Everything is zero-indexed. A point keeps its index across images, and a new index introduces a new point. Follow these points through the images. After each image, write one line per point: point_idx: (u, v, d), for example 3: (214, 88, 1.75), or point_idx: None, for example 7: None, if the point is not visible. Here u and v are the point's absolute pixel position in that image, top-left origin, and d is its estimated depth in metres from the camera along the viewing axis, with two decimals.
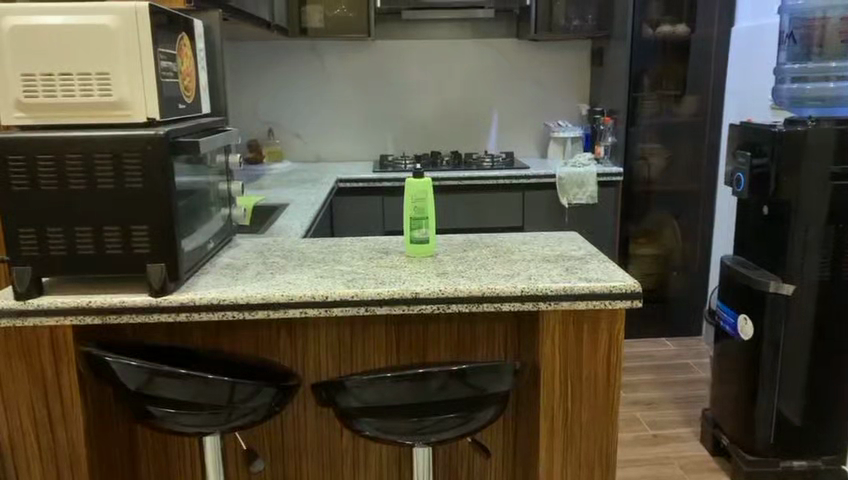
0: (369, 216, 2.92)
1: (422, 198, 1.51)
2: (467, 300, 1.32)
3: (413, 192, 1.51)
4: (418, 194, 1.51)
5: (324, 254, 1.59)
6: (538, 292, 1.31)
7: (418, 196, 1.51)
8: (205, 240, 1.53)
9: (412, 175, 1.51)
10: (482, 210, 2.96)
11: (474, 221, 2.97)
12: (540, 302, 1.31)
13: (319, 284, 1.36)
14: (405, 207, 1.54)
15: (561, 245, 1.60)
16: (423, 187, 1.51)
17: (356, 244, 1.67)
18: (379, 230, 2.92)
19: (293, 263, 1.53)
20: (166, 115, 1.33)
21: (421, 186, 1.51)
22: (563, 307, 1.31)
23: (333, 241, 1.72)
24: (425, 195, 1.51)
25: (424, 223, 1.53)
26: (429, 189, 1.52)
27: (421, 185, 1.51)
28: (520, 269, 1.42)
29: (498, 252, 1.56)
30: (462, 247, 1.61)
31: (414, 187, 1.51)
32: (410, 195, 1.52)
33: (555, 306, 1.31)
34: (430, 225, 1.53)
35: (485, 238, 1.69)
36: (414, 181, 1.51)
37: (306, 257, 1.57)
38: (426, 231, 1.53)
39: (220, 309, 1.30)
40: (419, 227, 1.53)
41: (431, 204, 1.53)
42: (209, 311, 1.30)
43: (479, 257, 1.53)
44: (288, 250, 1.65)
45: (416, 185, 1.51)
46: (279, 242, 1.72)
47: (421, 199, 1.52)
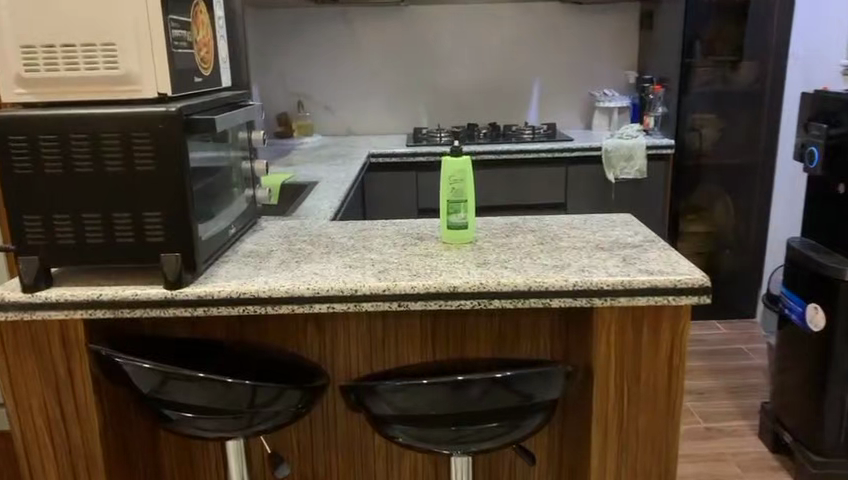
0: (402, 192, 2.79)
1: (461, 179, 1.37)
2: (512, 295, 1.18)
3: (450, 173, 1.37)
4: (456, 174, 1.37)
5: (354, 239, 1.47)
6: (592, 286, 1.17)
7: (456, 177, 1.37)
8: (226, 224, 1.42)
9: (450, 154, 1.37)
10: (523, 186, 2.80)
11: (514, 197, 2.81)
12: (594, 297, 1.17)
13: (348, 276, 1.24)
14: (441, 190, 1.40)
15: (613, 232, 1.46)
16: (462, 167, 1.37)
17: (388, 228, 1.55)
18: (414, 207, 2.79)
19: (321, 249, 1.41)
20: (179, 90, 1.21)
21: (459, 166, 1.37)
22: (620, 303, 1.18)
23: (363, 225, 1.59)
24: (463, 176, 1.37)
25: (462, 206, 1.39)
26: (468, 169, 1.38)
27: (460, 166, 1.37)
28: (570, 259, 1.28)
29: (543, 238, 1.42)
30: (504, 233, 1.47)
31: (452, 166, 1.37)
32: (446, 176, 1.38)
33: (611, 302, 1.18)
34: (469, 209, 1.40)
35: (528, 222, 1.55)
36: (451, 161, 1.37)
37: (335, 243, 1.45)
38: (463, 216, 1.40)
39: (240, 304, 1.19)
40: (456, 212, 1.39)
41: (470, 186, 1.39)
42: (228, 305, 1.19)
43: (523, 244, 1.39)
44: (316, 234, 1.53)
45: (454, 165, 1.37)
46: (305, 225, 1.60)
47: (459, 180, 1.37)
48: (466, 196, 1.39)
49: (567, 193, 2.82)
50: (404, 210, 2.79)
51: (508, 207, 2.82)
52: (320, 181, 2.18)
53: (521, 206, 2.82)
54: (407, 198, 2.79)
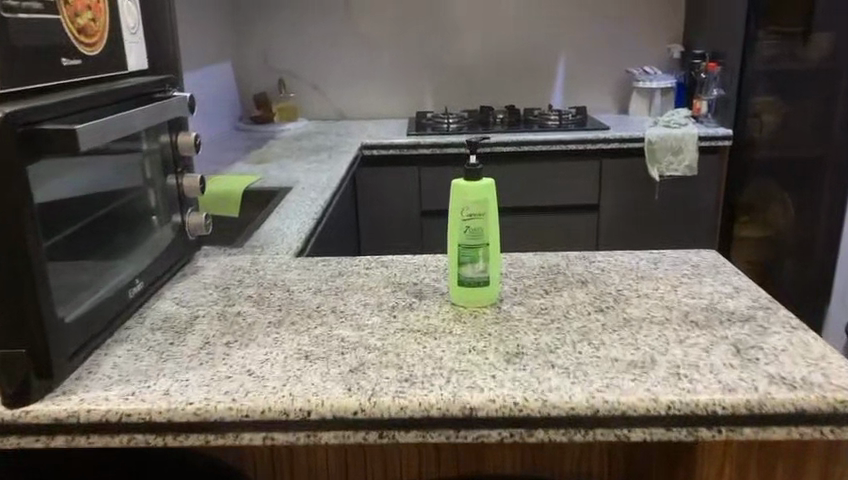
0: (401, 191, 2.30)
1: (479, 215, 0.91)
2: (566, 420, 0.72)
3: (463, 205, 0.91)
4: (471, 208, 0.90)
5: (321, 295, 1.01)
6: (697, 412, 0.71)
7: (472, 211, 0.90)
8: (130, 276, 0.96)
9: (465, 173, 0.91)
10: (549, 183, 2.31)
11: (538, 197, 2.33)
12: (700, 428, 0.72)
13: (301, 377, 0.77)
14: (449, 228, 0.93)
15: (702, 288, 0.99)
16: (480, 196, 0.90)
17: (373, 273, 1.08)
18: (415, 210, 2.31)
19: (270, 315, 0.95)
20: (20, 81, 0.73)
21: (476, 194, 0.90)
22: (742, 437, 0.72)
23: (339, 266, 1.13)
24: (483, 209, 0.91)
25: (482, 252, 0.92)
26: (490, 197, 0.91)
27: (478, 194, 0.90)
28: (651, 349, 0.82)
29: (602, 301, 0.95)
30: (540, 287, 1.01)
31: (466, 196, 0.90)
32: (457, 210, 0.91)
33: (727, 435, 0.72)
34: (491, 258, 0.93)
35: (573, 267, 1.08)
36: (464, 187, 0.90)
37: (291, 301, 0.99)
38: (484, 267, 0.93)
39: (123, 432, 0.73)
40: (472, 262, 0.92)
41: (494, 223, 0.92)
42: (105, 433, 0.74)
43: (572, 313, 0.92)
44: (268, 282, 1.07)
45: (468, 193, 0.90)
46: (258, 265, 1.14)
47: (477, 216, 0.91)
48: (489, 239, 0.92)
49: (603, 193, 2.33)
50: (405, 212, 2.32)
51: (531, 208, 2.35)
52: (295, 185, 1.71)
53: (546, 208, 2.34)
54: (408, 200, 2.31)
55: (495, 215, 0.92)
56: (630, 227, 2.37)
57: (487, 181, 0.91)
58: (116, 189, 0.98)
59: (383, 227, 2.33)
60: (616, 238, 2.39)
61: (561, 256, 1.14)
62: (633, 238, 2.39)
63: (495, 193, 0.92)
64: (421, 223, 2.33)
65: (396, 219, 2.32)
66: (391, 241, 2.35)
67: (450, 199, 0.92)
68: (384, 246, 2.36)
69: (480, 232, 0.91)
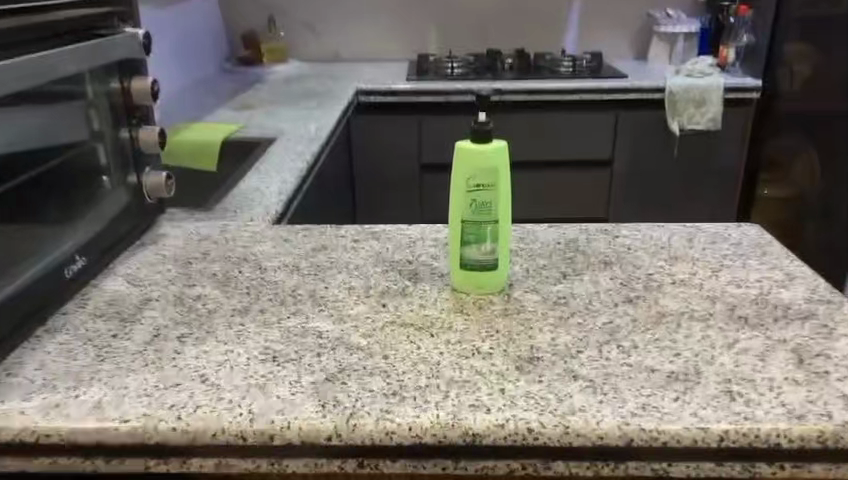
0: (398, 143, 2.12)
1: (489, 184, 0.75)
2: (590, 449, 0.58)
3: (469, 173, 0.75)
4: (479, 176, 0.75)
5: (298, 275, 0.86)
6: (755, 445, 0.57)
7: (480, 180, 0.75)
8: (70, 249, 0.80)
9: (472, 135, 0.75)
10: (560, 135, 2.14)
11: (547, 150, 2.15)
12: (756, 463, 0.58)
13: (265, 387, 0.63)
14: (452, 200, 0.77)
15: (747, 275, 0.84)
16: (490, 162, 0.74)
17: (361, 248, 0.93)
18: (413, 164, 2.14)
19: (236, 299, 0.80)
20: None
21: (485, 160, 0.74)
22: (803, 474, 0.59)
23: (323, 236, 0.97)
24: (493, 178, 0.75)
25: (490, 230, 0.77)
26: (502, 164, 0.75)
27: (487, 159, 0.74)
28: (695, 357, 0.67)
29: (630, 288, 0.80)
30: (557, 269, 0.85)
31: (473, 161, 0.74)
32: (462, 178, 0.75)
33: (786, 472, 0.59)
34: (500, 238, 0.78)
35: (594, 245, 0.93)
36: (471, 151, 0.74)
37: (262, 282, 0.84)
38: (492, 248, 0.78)
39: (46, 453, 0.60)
40: (478, 241, 0.77)
41: (506, 195, 0.76)
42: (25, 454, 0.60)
43: (596, 304, 0.77)
44: (238, 255, 0.92)
45: (475, 158, 0.74)
46: (229, 234, 0.99)
47: (486, 185, 0.75)
48: (499, 215, 0.76)
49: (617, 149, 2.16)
50: (404, 166, 2.15)
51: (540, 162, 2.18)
52: (281, 136, 1.55)
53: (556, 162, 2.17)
54: (406, 152, 2.13)
55: (508, 184, 0.76)
56: (645, 185, 2.20)
57: (499, 143, 0.75)
58: (52, 144, 0.81)
59: (378, 181, 2.16)
60: (628, 199, 2.22)
61: (579, 229, 0.98)
62: (646, 198, 2.22)
63: (509, 158, 0.76)
64: (421, 178, 2.16)
65: (394, 173, 2.15)
66: (387, 198, 2.18)
67: (453, 165, 0.76)
68: (380, 201, 2.19)
69: (489, 206, 0.75)
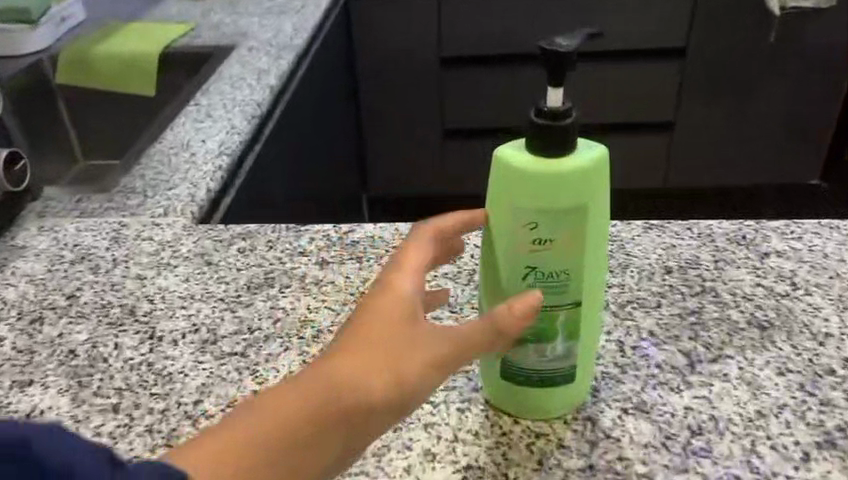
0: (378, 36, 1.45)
1: (564, 234, 0.39)
2: None
3: (523, 213, 0.38)
4: (546, 218, 0.38)
5: (211, 359, 0.49)
6: None
7: (545, 227, 0.38)
8: None
9: (534, 136, 0.38)
10: (636, 30, 1.41)
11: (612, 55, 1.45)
12: None
13: None
14: (487, 257, 0.41)
15: None
16: (570, 192, 0.38)
17: (329, 289, 0.55)
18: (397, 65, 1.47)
19: (88, 430, 0.44)
20: None
21: (560, 190, 0.38)
22: None
23: (270, 257, 0.59)
24: (574, 223, 0.38)
25: (562, 319, 0.40)
26: (592, 196, 0.38)
27: (565, 188, 0.37)
28: None
29: (821, 404, 0.43)
30: (676, 348, 0.48)
31: (533, 191, 0.38)
32: (509, 221, 0.39)
33: None
34: (581, 332, 0.41)
35: (731, 278, 0.54)
36: (531, 170, 0.38)
37: (147, 378, 0.48)
38: (565, 353, 0.41)
39: None
40: (537, 339, 0.40)
41: (594, 253, 0.40)
42: None
43: (763, 455, 0.40)
44: (122, 304, 0.55)
45: (539, 187, 0.38)
46: (124, 251, 0.61)
47: (556, 237, 0.39)
48: (579, 289, 0.40)
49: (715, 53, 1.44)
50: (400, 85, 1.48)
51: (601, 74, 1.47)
52: (239, 45, 1.11)
53: (624, 77, 1.45)
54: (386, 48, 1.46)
55: (600, 234, 0.40)
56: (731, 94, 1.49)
57: (589, 155, 0.38)
58: None
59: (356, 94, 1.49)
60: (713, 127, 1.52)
61: (699, 239, 0.59)
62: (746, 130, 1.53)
63: (606, 183, 0.39)
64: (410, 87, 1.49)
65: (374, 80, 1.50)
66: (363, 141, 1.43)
67: (491, 193, 0.40)
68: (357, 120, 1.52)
69: (560, 274, 0.39)
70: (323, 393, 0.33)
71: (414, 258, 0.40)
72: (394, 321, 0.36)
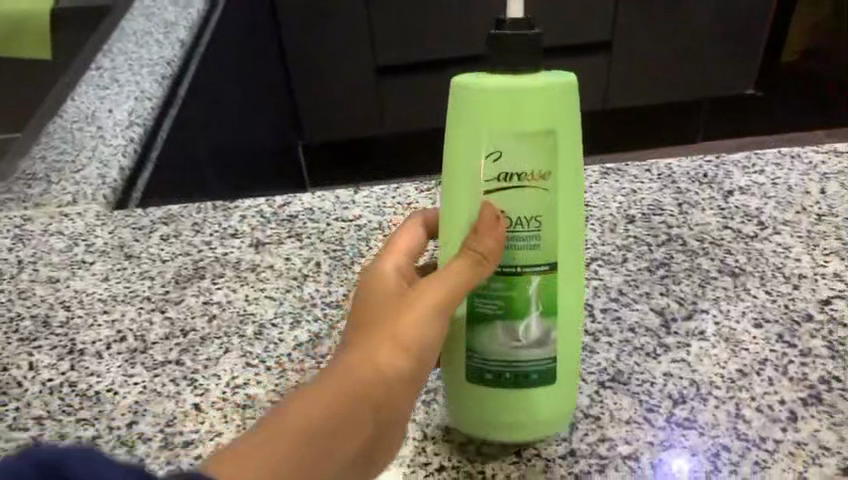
0: None
1: (531, 169, 0.34)
2: None
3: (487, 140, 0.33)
4: (512, 148, 0.33)
5: (142, 372, 0.43)
6: None
7: (512, 158, 0.33)
8: None
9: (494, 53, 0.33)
10: None
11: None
12: None
13: None
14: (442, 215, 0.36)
15: None
16: (541, 112, 0.33)
17: (268, 276, 0.50)
18: None
19: None
20: None
21: (528, 112, 0.33)
22: None
23: (198, 246, 0.53)
24: (544, 153, 0.33)
25: (534, 288, 0.34)
26: (564, 117, 0.33)
27: (534, 109, 0.33)
28: None
29: (805, 357, 0.40)
30: (648, 308, 0.45)
31: (496, 113, 0.33)
32: (467, 157, 0.34)
33: None
34: (560, 308, 0.35)
35: (696, 223, 0.51)
36: (495, 91, 0.33)
37: (72, 402, 0.42)
38: (542, 336, 0.35)
39: None
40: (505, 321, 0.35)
41: (570, 193, 0.34)
42: None
43: (750, 420, 0.38)
44: (34, 315, 0.48)
45: (503, 106, 0.33)
46: (30, 251, 0.54)
47: (527, 172, 0.34)
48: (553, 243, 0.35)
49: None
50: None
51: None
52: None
53: None
54: None
55: (577, 167, 0.35)
56: None
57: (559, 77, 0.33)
58: None
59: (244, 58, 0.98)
60: None
61: (659, 182, 0.55)
62: None
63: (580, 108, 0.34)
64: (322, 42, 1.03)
65: None
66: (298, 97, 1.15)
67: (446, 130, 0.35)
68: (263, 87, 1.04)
69: (529, 220, 0.34)
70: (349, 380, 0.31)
71: (404, 241, 0.38)
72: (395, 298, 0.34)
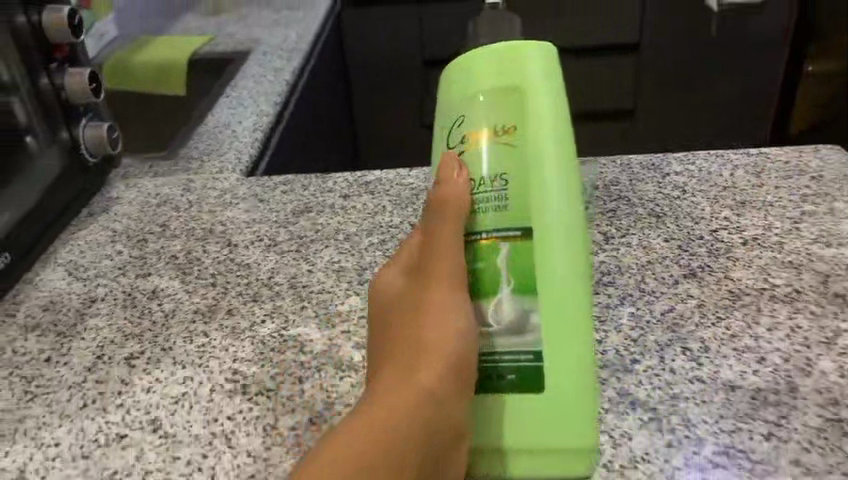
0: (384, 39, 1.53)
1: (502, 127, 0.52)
2: None
3: (461, 108, 0.53)
4: (489, 111, 0.52)
5: (274, 254, 0.69)
6: None
7: (481, 120, 0.52)
8: None
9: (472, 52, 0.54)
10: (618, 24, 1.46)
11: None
12: None
13: (221, 440, 0.49)
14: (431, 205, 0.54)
15: (838, 226, 0.66)
16: (503, 79, 0.53)
17: (352, 211, 0.76)
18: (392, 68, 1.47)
19: (197, 296, 0.64)
20: None
21: (501, 82, 0.53)
22: None
23: (306, 195, 0.80)
24: (511, 114, 0.52)
25: (507, 268, 0.48)
26: (524, 83, 0.53)
27: (502, 80, 0.53)
28: (785, 363, 0.51)
29: (693, 256, 0.64)
30: (597, 231, 0.69)
31: (472, 83, 0.53)
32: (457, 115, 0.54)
33: None
34: (537, 286, 0.48)
35: (640, 190, 0.75)
36: (454, 77, 0.54)
37: (232, 267, 0.68)
38: (520, 313, 0.47)
39: None
40: (484, 297, 0.48)
41: (533, 152, 0.51)
42: None
43: (649, 283, 0.61)
44: (202, 227, 0.75)
45: (468, 78, 0.53)
46: (195, 195, 0.82)
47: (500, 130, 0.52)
48: (527, 205, 0.50)
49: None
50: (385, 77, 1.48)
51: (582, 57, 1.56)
52: (256, 50, 1.32)
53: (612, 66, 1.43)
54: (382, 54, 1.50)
55: (542, 116, 0.52)
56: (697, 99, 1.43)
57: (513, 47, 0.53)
58: None
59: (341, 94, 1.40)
60: None
61: (620, 167, 0.80)
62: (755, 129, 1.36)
63: (536, 73, 0.53)
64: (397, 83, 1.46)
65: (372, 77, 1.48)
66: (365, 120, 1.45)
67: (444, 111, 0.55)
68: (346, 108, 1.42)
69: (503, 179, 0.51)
70: (382, 409, 0.44)
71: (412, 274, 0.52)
72: (408, 329, 0.48)
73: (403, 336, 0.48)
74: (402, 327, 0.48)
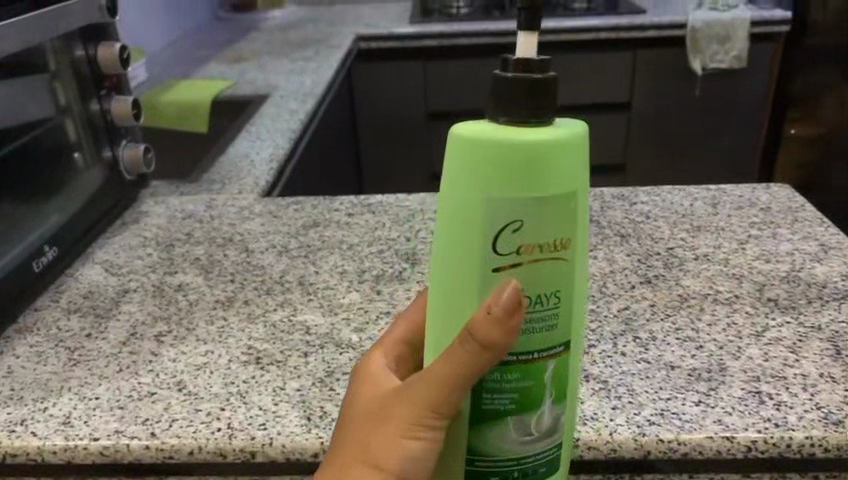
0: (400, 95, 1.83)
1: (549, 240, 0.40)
2: (601, 461, 0.54)
3: (496, 216, 0.39)
4: (536, 220, 0.40)
5: (286, 258, 0.79)
6: (778, 452, 0.52)
7: (527, 231, 0.40)
8: (38, 241, 0.75)
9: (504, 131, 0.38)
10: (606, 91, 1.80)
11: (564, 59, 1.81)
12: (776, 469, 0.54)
13: (236, 396, 0.58)
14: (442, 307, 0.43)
15: (778, 247, 0.76)
16: (549, 182, 0.39)
17: (355, 226, 0.86)
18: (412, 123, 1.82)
19: (218, 289, 0.74)
20: None
21: (553, 179, 0.39)
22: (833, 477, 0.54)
23: (316, 211, 0.90)
24: (561, 224, 0.40)
25: (549, 380, 0.44)
26: (577, 184, 0.40)
27: (554, 181, 0.39)
28: (719, 350, 0.60)
29: (649, 267, 0.74)
30: None
31: (485, 174, 0.39)
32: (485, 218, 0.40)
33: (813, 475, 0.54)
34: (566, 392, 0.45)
35: (609, 215, 0.86)
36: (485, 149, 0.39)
37: (249, 267, 0.78)
38: (553, 419, 0.45)
39: (19, 468, 0.57)
40: (520, 415, 0.44)
41: (577, 265, 0.42)
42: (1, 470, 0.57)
43: (609, 288, 0.70)
44: (223, 236, 0.85)
45: (495, 168, 0.39)
46: (217, 210, 0.92)
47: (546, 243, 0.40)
48: (567, 323, 0.43)
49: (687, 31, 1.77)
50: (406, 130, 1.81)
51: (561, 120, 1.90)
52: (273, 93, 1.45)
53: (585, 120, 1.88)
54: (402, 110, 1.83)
55: (583, 218, 0.42)
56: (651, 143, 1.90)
57: (550, 128, 0.39)
58: (23, 121, 0.77)
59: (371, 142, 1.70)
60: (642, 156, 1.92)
61: (594, 197, 0.91)
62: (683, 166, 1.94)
63: (584, 167, 0.40)
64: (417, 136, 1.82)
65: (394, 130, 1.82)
66: None
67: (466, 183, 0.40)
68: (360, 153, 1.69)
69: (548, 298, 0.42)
70: None
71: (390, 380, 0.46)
72: (366, 439, 0.43)
73: (362, 427, 0.44)
74: (359, 416, 0.45)
